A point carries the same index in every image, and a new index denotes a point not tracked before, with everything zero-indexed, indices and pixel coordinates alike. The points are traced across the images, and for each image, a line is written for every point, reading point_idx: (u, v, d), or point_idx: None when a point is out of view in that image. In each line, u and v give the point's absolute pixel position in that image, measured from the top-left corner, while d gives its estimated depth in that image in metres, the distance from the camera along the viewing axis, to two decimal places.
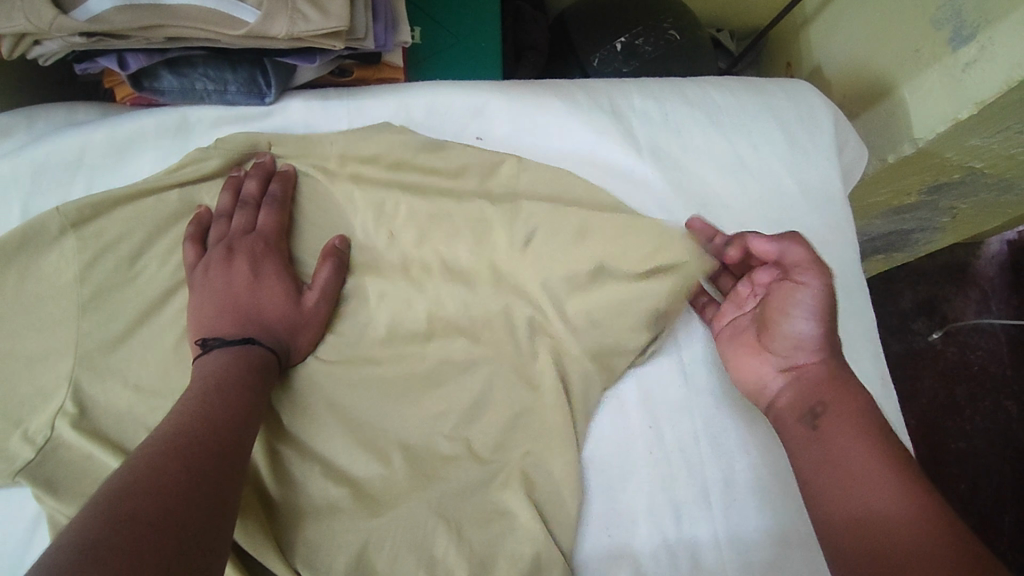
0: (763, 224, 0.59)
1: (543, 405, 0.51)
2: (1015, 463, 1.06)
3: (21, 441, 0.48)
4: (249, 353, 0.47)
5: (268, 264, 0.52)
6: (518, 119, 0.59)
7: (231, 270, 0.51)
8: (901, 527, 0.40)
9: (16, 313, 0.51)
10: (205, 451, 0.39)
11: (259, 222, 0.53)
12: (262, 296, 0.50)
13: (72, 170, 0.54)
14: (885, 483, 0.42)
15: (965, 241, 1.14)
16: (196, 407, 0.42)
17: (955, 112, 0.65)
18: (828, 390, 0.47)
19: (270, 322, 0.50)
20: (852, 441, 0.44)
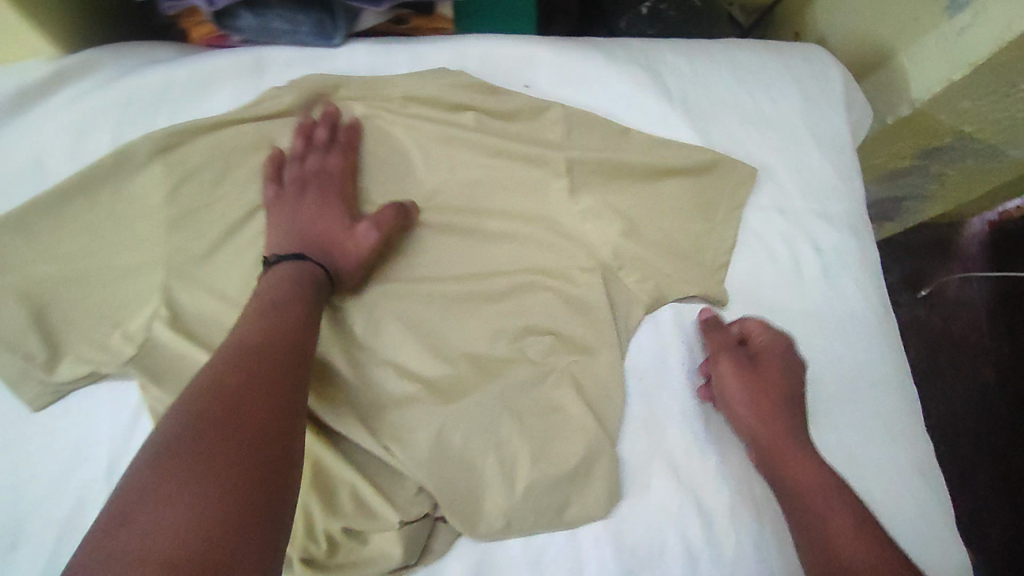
0: (781, 170, 0.65)
1: (590, 319, 0.57)
2: (990, 423, 1.14)
3: (122, 339, 0.53)
4: (304, 270, 0.53)
5: (328, 209, 0.57)
6: (562, 69, 0.64)
7: (299, 202, 0.56)
8: (855, 549, 0.48)
9: (106, 228, 0.55)
10: (255, 382, 0.43)
11: (329, 165, 0.58)
12: (319, 228, 0.56)
13: (156, 104, 0.58)
14: (838, 532, 0.49)
15: (947, 219, 1.23)
16: (245, 338, 0.46)
17: (950, 73, 0.73)
18: (790, 461, 0.53)
19: (325, 249, 0.55)
20: (818, 499, 0.51)
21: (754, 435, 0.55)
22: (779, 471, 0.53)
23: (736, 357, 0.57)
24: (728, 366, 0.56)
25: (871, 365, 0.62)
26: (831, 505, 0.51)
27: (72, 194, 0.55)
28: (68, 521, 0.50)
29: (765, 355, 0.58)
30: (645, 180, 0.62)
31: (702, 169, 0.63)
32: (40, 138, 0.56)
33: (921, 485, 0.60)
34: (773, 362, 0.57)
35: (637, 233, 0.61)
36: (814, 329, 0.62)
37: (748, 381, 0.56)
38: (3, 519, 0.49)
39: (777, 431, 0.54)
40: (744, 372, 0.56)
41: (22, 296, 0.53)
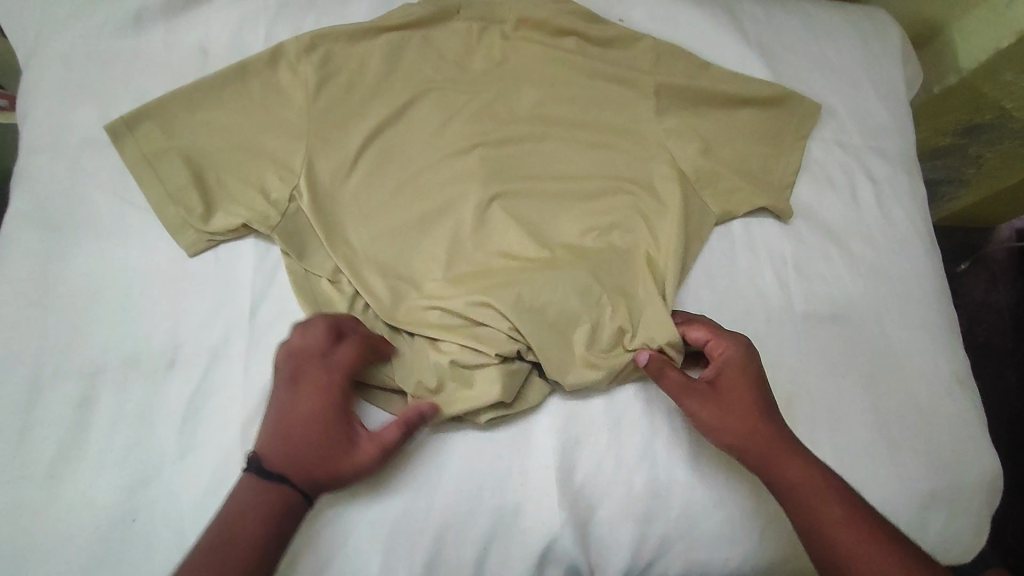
0: (842, 109, 0.74)
1: (670, 218, 0.64)
2: (1012, 425, 1.15)
3: (268, 203, 0.60)
4: (279, 494, 0.49)
5: (288, 385, 0.53)
6: (655, 8, 0.74)
7: (292, 396, 0.52)
8: (855, 546, 0.48)
9: (256, 111, 0.63)
10: (240, 556, 0.47)
11: (298, 351, 0.54)
12: (283, 421, 0.52)
13: (306, 9, 0.68)
14: (853, 536, 0.49)
15: (975, 225, 1.28)
16: (240, 532, 0.48)
17: (998, 42, 0.81)
18: (782, 464, 0.52)
19: (302, 436, 0.51)
20: (821, 504, 0.50)
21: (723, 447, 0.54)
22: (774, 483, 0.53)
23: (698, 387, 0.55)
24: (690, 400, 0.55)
25: (917, 285, 0.69)
26: (841, 507, 0.50)
27: (231, 81, 0.63)
28: (218, 349, 0.57)
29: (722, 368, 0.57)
30: (722, 110, 0.70)
31: (775, 100, 0.70)
32: (207, 29, 0.66)
33: (960, 393, 0.66)
34: (736, 385, 0.56)
35: (715, 152, 0.68)
36: (868, 246, 0.69)
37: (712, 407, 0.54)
38: (162, 343, 0.57)
39: (765, 440, 0.53)
40: (707, 398, 0.55)
41: (185, 159, 0.61)
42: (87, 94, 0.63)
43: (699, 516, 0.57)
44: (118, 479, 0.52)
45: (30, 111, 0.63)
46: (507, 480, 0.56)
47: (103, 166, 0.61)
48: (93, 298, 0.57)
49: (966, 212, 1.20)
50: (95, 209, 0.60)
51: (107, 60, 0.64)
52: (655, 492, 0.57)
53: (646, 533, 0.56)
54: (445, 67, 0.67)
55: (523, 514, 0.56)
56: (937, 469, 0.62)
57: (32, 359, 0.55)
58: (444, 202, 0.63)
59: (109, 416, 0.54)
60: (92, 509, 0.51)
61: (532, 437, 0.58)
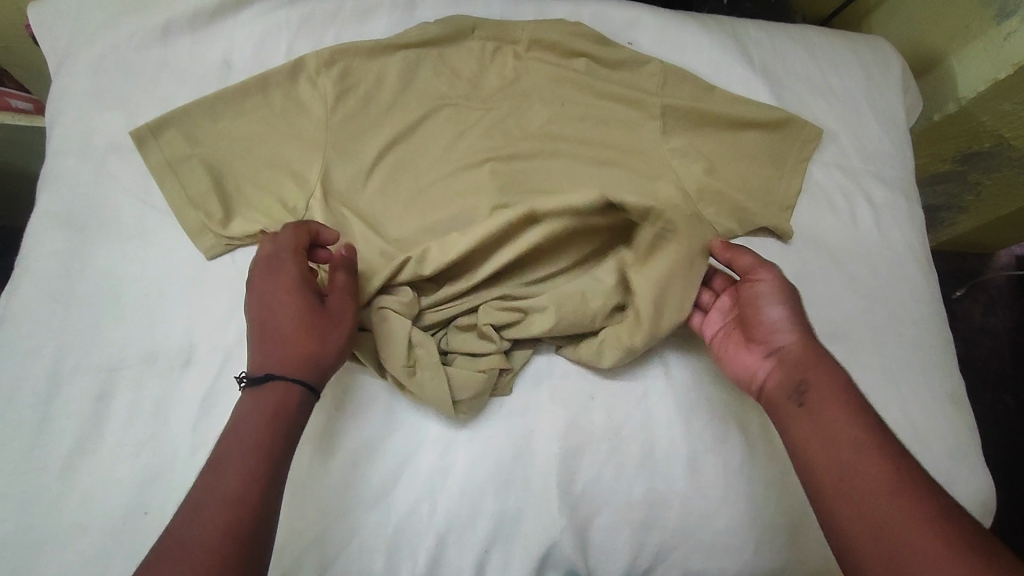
0: (842, 134, 0.76)
1: None
2: (1010, 450, 1.16)
3: (284, 211, 0.62)
4: (277, 386, 0.50)
5: (291, 287, 0.54)
6: (662, 32, 0.76)
7: (268, 289, 0.54)
8: (871, 461, 0.47)
9: (275, 121, 0.65)
10: (238, 467, 0.47)
11: (293, 263, 0.55)
12: (279, 323, 0.53)
13: (326, 25, 0.70)
14: (868, 453, 0.48)
15: (974, 251, 1.30)
16: (239, 440, 0.48)
17: (995, 73, 0.83)
18: (818, 376, 0.53)
19: (294, 337, 0.52)
20: (840, 420, 0.50)
21: (784, 342, 0.57)
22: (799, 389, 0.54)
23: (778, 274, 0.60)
24: (773, 276, 0.59)
25: (913, 307, 0.71)
26: (859, 425, 0.50)
27: (252, 92, 0.65)
28: (231, 350, 0.59)
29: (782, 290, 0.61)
30: (726, 132, 0.72)
31: (778, 124, 0.72)
32: (230, 41, 0.69)
33: (954, 413, 0.67)
34: (771, 308, 0.58)
35: (718, 172, 0.70)
36: (866, 267, 0.71)
37: (780, 296, 0.58)
38: (178, 342, 0.59)
39: (810, 349, 0.56)
40: (779, 283, 0.59)
41: (206, 165, 0.63)
42: (113, 101, 0.65)
43: (696, 525, 0.58)
44: (132, 473, 0.54)
45: (59, 116, 0.65)
46: (509, 485, 0.57)
47: (126, 170, 0.64)
48: (114, 298, 0.59)
49: (966, 237, 1.21)
50: (118, 212, 0.62)
51: (134, 69, 0.66)
52: (653, 502, 0.58)
53: (643, 541, 0.58)
54: (459, 83, 0.70)
55: (524, 519, 0.57)
56: None
57: (53, 355, 0.57)
58: (456, 214, 0.65)
59: (126, 412, 0.56)
60: (104, 503, 0.53)
61: (534, 445, 0.59)
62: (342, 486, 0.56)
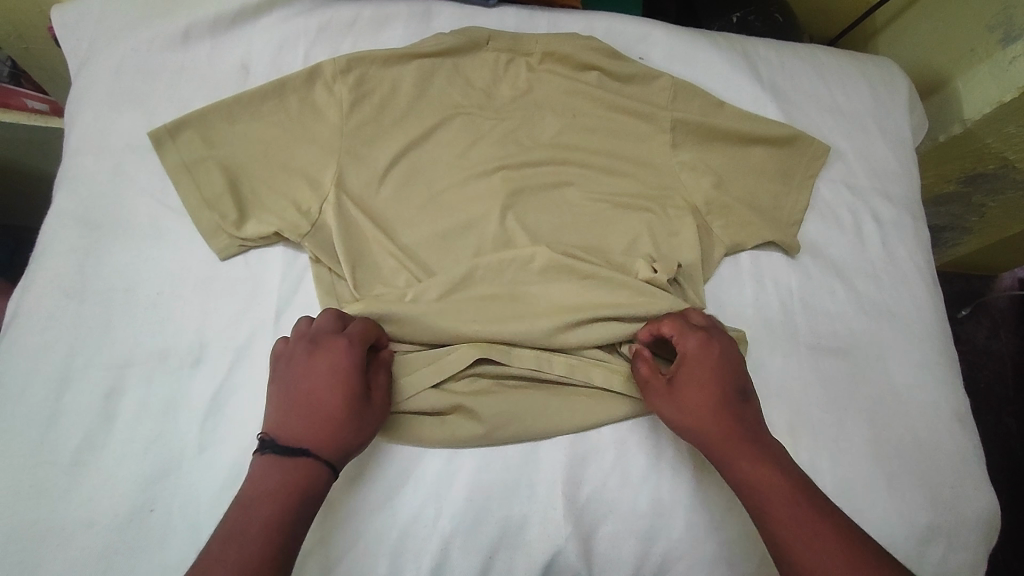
0: (849, 152, 0.77)
1: (677, 245, 0.67)
2: (1012, 473, 1.15)
3: (298, 214, 0.62)
4: (303, 464, 0.50)
5: (343, 362, 0.54)
6: (673, 48, 0.78)
7: (313, 368, 0.54)
8: (805, 540, 0.47)
9: (291, 125, 0.65)
10: (263, 513, 0.47)
11: (354, 340, 0.55)
12: (319, 392, 0.53)
13: (344, 34, 0.72)
14: (801, 531, 0.48)
15: (977, 272, 1.30)
16: (266, 488, 0.48)
17: (1000, 96, 0.84)
18: (735, 456, 0.53)
19: (325, 411, 0.52)
20: (769, 502, 0.50)
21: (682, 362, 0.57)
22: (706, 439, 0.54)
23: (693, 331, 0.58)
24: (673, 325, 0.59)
25: (918, 323, 0.71)
26: (781, 498, 0.50)
27: (270, 96, 0.66)
28: (241, 350, 0.59)
29: (714, 337, 0.58)
30: (736, 147, 0.72)
31: (787, 140, 0.73)
32: (250, 47, 0.70)
33: (959, 430, 0.67)
34: (699, 363, 0.57)
35: (727, 187, 0.71)
36: (872, 284, 0.72)
37: (705, 365, 0.56)
38: (189, 342, 0.59)
39: (718, 417, 0.54)
40: (692, 338, 0.58)
41: (222, 167, 0.63)
42: (133, 103, 0.66)
43: (699, 537, 0.58)
44: (139, 471, 0.54)
45: (78, 116, 0.66)
46: (515, 493, 0.57)
47: (143, 171, 0.64)
48: (127, 296, 0.60)
49: (971, 258, 1.22)
50: (134, 210, 0.63)
51: (154, 71, 0.68)
52: (659, 512, 0.58)
53: (648, 551, 0.58)
54: (473, 93, 0.70)
55: (529, 526, 0.57)
56: (935, 505, 0.63)
57: (65, 351, 0.57)
58: (468, 220, 0.66)
59: (134, 410, 0.56)
60: (111, 500, 0.53)
61: (540, 451, 0.59)
62: (349, 490, 0.56)
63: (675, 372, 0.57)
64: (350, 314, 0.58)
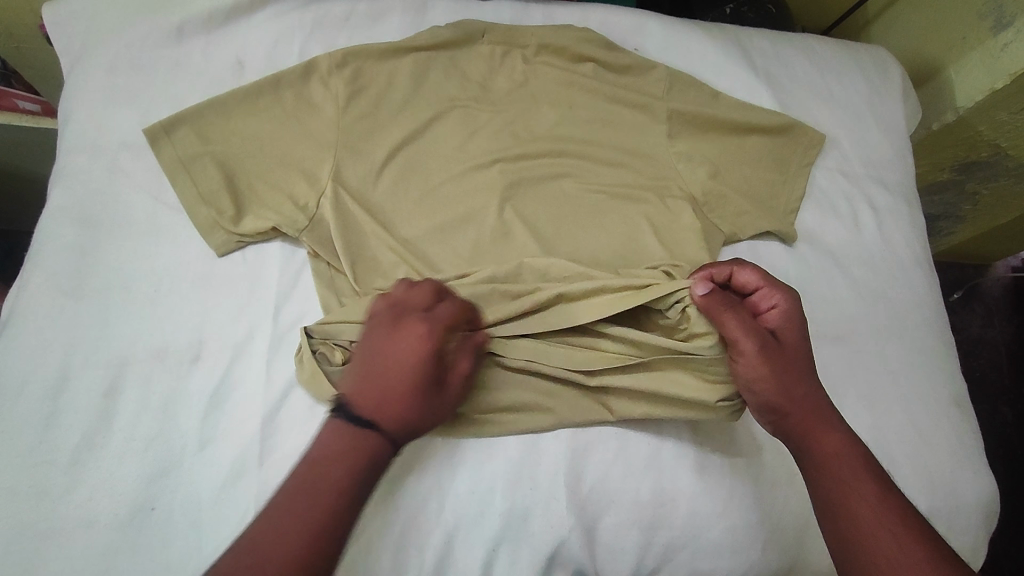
0: (845, 140, 0.77)
1: (674, 234, 0.67)
2: (1008, 461, 1.16)
3: (296, 209, 0.62)
4: (374, 440, 0.50)
5: (424, 346, 0.52)
6: (668, 39, 0.78)
7: (394, 339, 0.52)
8: (880, 517, 0.49)
9: (288, 120, 0.65)
10: (331, 481, 0.48)
11: (437, 322, 0.53)
12: (398, 369, 0.52)
13: (339, 28, 0.71)
14: (877, 509, 0.50)
15: (970, 262, 1.32)
16: (325, 451, 0.49)
17: (993, 83, 0.84)
18: (820, 430, 0.55)
19: (399, 390, 0.51)
20: (845, 476, 0.52)
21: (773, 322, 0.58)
22: (795, 404, 0.55)
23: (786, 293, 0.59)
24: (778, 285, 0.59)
25: (916, 309, 0.72)
26: (858, 475, 0.52)
27: (265, 92, 0.65)
28: (241, 345, 0.59)
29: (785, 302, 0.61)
30: (732, 136, 0.73)
31: (783, 129, 0.74)
32: (244, 42, 0.69)
33: (958, 415, 0.68)
34: (790, 329, 0.58)
35: (724, 176, 0.71)
36: (869, 271, 0.72)
37: (796, 329, 0.58)
38: (187, 338, 0.59)
39: (805, 387, 0.56)
40: (784, 301, 0.59)
41: (218, 163, 0.63)
42: (127, 99, 0.66)
43: (703, 525, 0.58)
44: (140, 468, 0.54)
45: (72, 114, 0.66)
46: (517, 484, 0.57)
47: (139, 168, 0.64)
48: (124, 293, 0.59)
49: (964, 247, 1.23)
50: (130, 207, 0.63)
51: (148, 68, 0.67)
52: (661, 501, 0.58)
53: (651, 541, 0.58)
54: (469, 86, 0.70)
55: (532, 517, 0.57)
56: (934, 490, 0.63)
57: (62, 349, 0.57)
58: (466, 212, 0.66)
59: (134, 406, 0.56)
60: (112, 497, 0.52)
61: (541, 443, 0.59)
62: (405, 469, 0.57)
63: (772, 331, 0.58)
64: (446, 291, 0.57)
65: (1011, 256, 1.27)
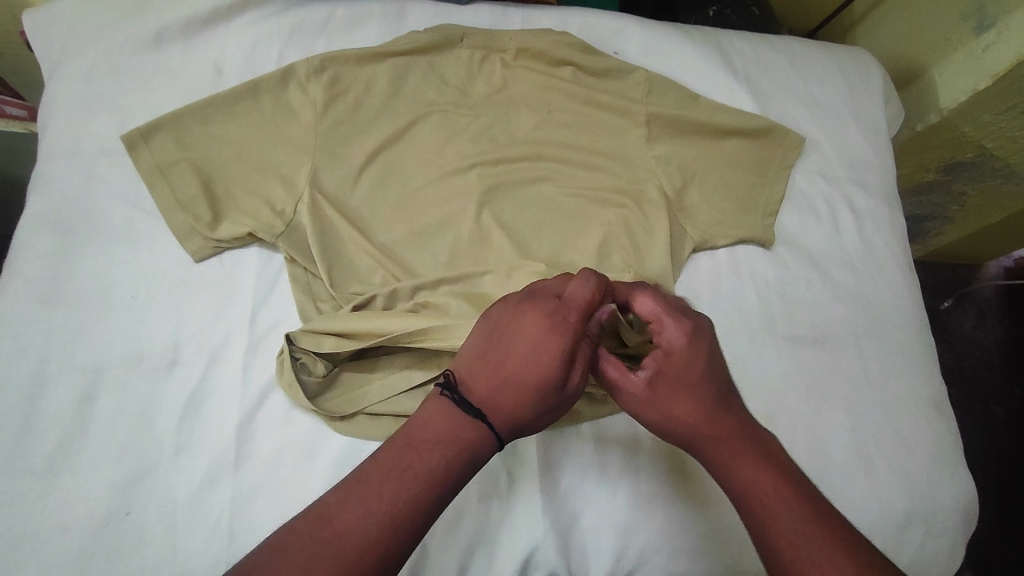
0: (825, 142, 0.77)
1: (651, 238, 0.67)
2: (1000, 462, 1.16)
3: (272, 214, 0.62)
4: (483, 430, 0.46)
5: (551, 334, 0.47)
6: (648, 43, 0.78)
7: (518, 323, 0.48)
8: (803, 562, 0.42)
9: (265, 125, 0.65)
10: (427, 460, 0.43)
11: (569, 312, 0.48)
12: (515, 357, 0.47)
13: (317, 33, 0.72)
14: (800, 551, 0.42)
15: (961, 262, 1.31)
16: (435, 436, 0.45)
17: (975, 84, 0.84)
18: (735, 462, 0.47)
19: (513, 381, 0.47)
20: (769, 515, 0.44)
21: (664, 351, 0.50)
22: (701, 439, 0.48)
23: (665, 309, 0.51)
24: (649, 301, 0.51)
25: (895, 311, 0.72)
26: (782, 512, 0.44)
27: (242, 98, 0.66)
28: (217, 351, 0.59)
29: (692, 314, 0.52)
30: (711, 140, 0.73)
31: (762, 132, 0.74)
32: (222, 48, 0.70)
33: (937, 418, 0.68)
34: (686, 355, 0.49)
35: (702, 180, 0.71)
36: (849, 274, 0.72)
37: (693, 353, 0.49)
38: (163, 344, 0.59)
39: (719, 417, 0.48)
40: (663, 324, 0.50)
41: (195, 169, 0.63)
42: (105, 106, 0.66)
43: (678, 529, 0.58)
44: (113, 474, 0.54)
45: (50, 120, 0.66)
46: (492, 489, 0.57)
47: (116, 174, 0.64)
48: (101, 299, 0.60)
49: (955, 248, 1.23)
50: (107, 213, 0.63)
51: (126, 74, 0.67)
52: (636, 506, 0.58)
53: (626, 545, 0.57)
54: (448, 91, 0.71)
55: (506, 522, 0.57)
56: (912, 493, 0.63)
57: (37, 356, 0.57)
58: (444, 217, 0.66)
59: (109, 413, 0.56)
60: (86, 504, 0.53)
61: (518, 448, 0.59)
62: None
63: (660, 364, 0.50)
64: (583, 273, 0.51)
65: (1003, 256, 1.27)
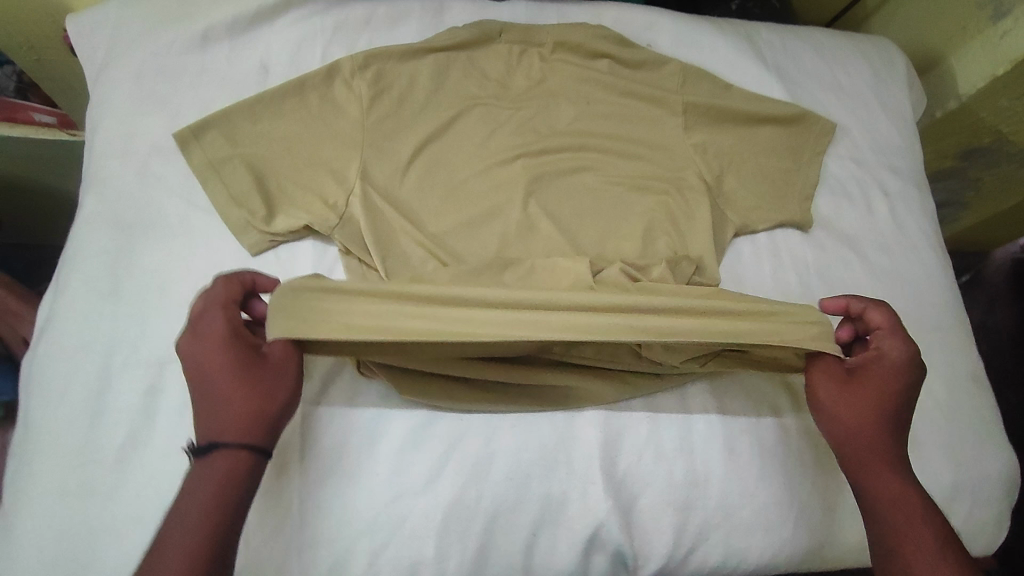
0: (854, 128, 0.79)
1: (694, 223, 0.68)
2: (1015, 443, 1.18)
3: (326, 208, 0.63)
4: (228, 459, 0.48)
5: (204, 350, 0.50)
6: (680, 34, 0.80)
7: (191, 353, 0.51)
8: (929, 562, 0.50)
9: (314, 121, 0.66)
10: (201, 507, 0.46)
11: (202, 323, 0.51)
12: (202, 379, 0.50)
13: (359, 32, 0.73)
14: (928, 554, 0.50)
15: (970, 250, 1.34)
16: (199, 479, 0.47)
17: (993, 70, 0.87)
18: (880, 473, 0.54)
19: (226, 402, 0.49)
20: (904, 521, 0.52)
21: (875, 359, 0.57)
22: (852, 444, 0.55)
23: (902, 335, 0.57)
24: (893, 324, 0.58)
25: (932, 289, 0.73)
26: (914, 519, 0.52)
27: (290, 95, 0.67)
28: None
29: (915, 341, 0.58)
30: (746, 127, 0.74)
31: (795, 118, 0.75)
32: (267, 47, 0.71)
33: (977, 391, 0.69)
34: (886, 369, 0.56)
35: (740, 166, 0.73)
36: (884, 255, 0.74)
37: (896, 374, 0.56)
38: None
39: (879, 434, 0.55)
40: (894, 344, 0.57)
41: (247, 165, 0.64)
42: (154, 105, 0.67)
43: (737, 504, 0.59)
44: (183, 465, 0.54)
45: (100, 121, 0.67)
46: (553, 469, 0.58)
47: (168, 171, 0.65)
48: (160, 294, 0.60)
49: (966, 234, 1.25)
50: (161, 210, 0.64)
51: (173, 74, 0.68)
52: (694, 482, 0.59)
53: (685, 522, 0.59)
54: (489, 85, 0.72)
55: (570, 501, 0.58)
56: (958, 463, 0.65)
57: (101, 351, 0.58)
58: (492, 208, 0.67)
59: (176, 405, 0.57)
60: (159, 493, 0.53)
61: (576, 429, 0.60)
62: (443, 459, 0.57)
63: (860, 364, 0.57)
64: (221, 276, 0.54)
65: (1010, 243, 1.30)
